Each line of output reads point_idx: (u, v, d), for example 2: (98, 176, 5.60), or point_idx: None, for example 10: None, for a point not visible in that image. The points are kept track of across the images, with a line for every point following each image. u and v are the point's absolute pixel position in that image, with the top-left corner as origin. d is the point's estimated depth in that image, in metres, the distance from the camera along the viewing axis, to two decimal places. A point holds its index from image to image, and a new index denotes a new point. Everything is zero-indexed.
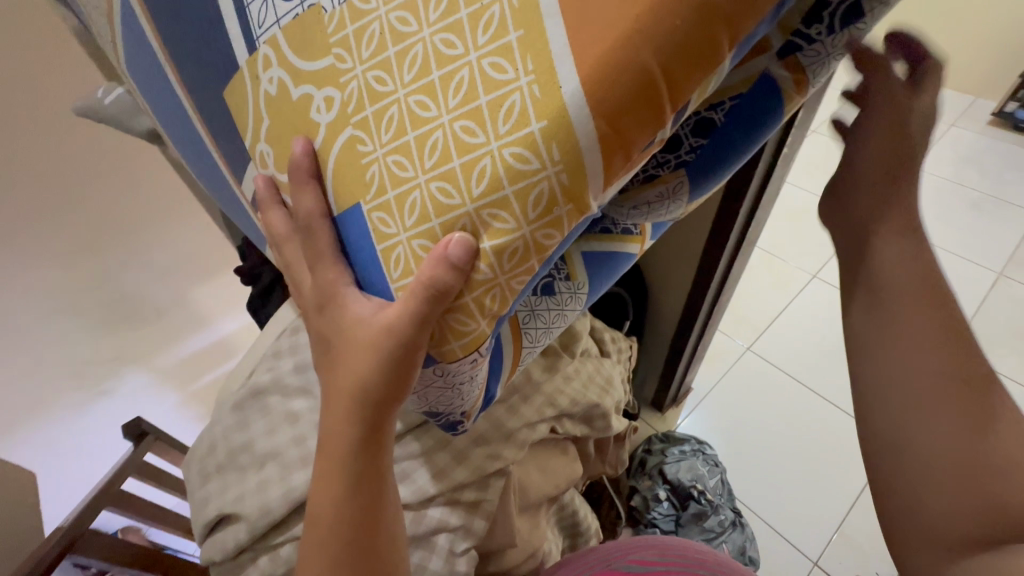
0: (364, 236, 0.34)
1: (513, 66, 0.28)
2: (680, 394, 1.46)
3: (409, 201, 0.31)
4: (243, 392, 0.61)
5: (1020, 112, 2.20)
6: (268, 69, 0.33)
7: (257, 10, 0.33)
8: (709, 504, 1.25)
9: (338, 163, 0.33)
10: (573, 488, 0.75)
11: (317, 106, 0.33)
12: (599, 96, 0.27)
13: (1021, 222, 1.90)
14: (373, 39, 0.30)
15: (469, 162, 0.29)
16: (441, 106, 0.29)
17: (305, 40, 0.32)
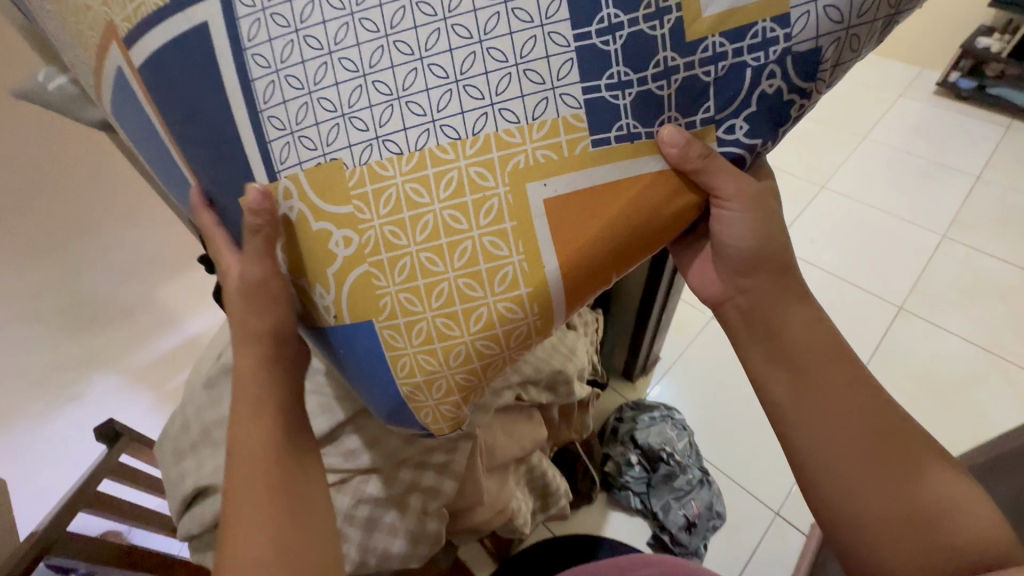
0: (374, 350, 0.43)
1: (505, 247, 0.40)
2: (649, 363, 1.51)
3: (416, 327, 0.42)
4: (214, 372, 0.63)
5: (960, 81, 2.30)
6: (289, 200, 0.40)
7: (280, 149, 0.39)
8: (677, 465, 1.32)
9: (353, 290, 0.41)
10: (540, 451, 0.78)
11: (336, 241, 0.40)
12: (568, 271, 0.42)
13: (962, 187, 2.00)
14: (390, 201, 0.39)
15: (470, 309, 0.41)
16: (447, 265, 0.40)
17: (329, 186, 0.39)
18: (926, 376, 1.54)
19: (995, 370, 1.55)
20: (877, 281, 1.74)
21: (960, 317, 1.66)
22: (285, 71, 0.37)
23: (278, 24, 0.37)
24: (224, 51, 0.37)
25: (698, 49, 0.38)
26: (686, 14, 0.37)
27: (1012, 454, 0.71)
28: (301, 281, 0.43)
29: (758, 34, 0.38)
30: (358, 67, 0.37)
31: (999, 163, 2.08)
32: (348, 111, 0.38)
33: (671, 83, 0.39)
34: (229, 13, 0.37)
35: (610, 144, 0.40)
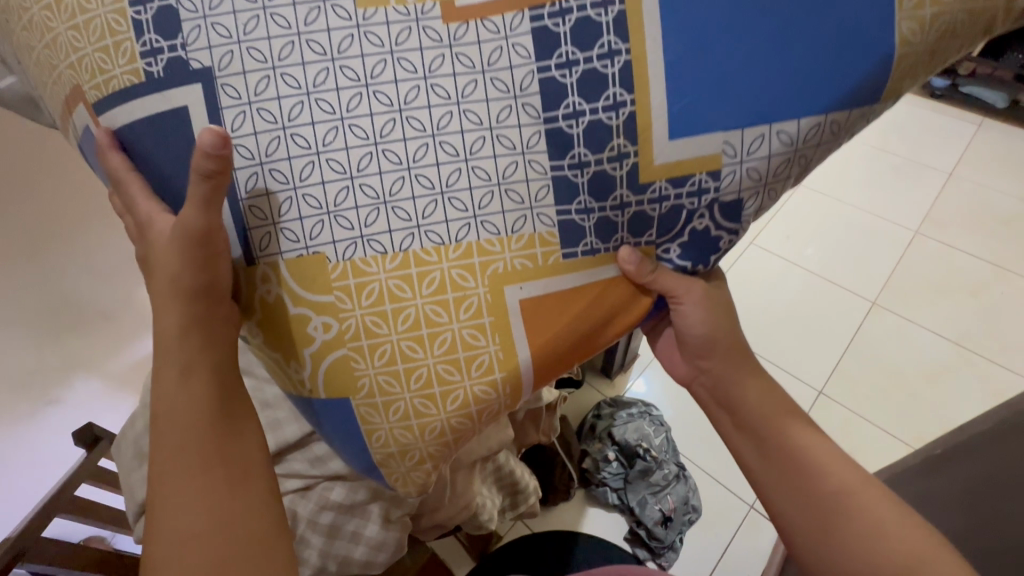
0: (348, 420, 0.43)
1: (484, 338, 0.40)
2: (628, 360, 1.51)
3: (394, 405, 0.42)
4: None
5: (932, 80, 2.34)
6: (266, 281, 0.40)
7: (259, 237, 0.39)
8: (653, 460, 1.33)
9: (331, 370, 0.41)
10: (507, 451, 0.79)
11: (315, 325, 0.40)
12: (540, 353, 0.42)
13: (935, 184, 2.04)
14: (373, 293, 0.39)
15: (448, 392, 0.41)
16: (427, 352, 0.40)
17: (307, 277, 0.39)
18: (899, 372, 1.57)
19: (963, 362, 1.59)
20: (853, 277, 1.77)
21: (932, 311, 1.69)
22: (268, 164, 0.37)
23: (265, 120, 0.36)
24: (206, 135, 0.37)
25: (647, 190, 0.39)
26: (640, 157, 0.38)
27: (966, 442, 0.72)
28: (273, 355, 0.43)
29: (696, 185, 0.39)
30: (345, 169, 0.37)
31: (970, 159, 2.12)
32: (333, 209, 0.37)
33: (623, 213, 0.40)
34: (215, 104, 0.36)
35: (576, 257, 0.40)
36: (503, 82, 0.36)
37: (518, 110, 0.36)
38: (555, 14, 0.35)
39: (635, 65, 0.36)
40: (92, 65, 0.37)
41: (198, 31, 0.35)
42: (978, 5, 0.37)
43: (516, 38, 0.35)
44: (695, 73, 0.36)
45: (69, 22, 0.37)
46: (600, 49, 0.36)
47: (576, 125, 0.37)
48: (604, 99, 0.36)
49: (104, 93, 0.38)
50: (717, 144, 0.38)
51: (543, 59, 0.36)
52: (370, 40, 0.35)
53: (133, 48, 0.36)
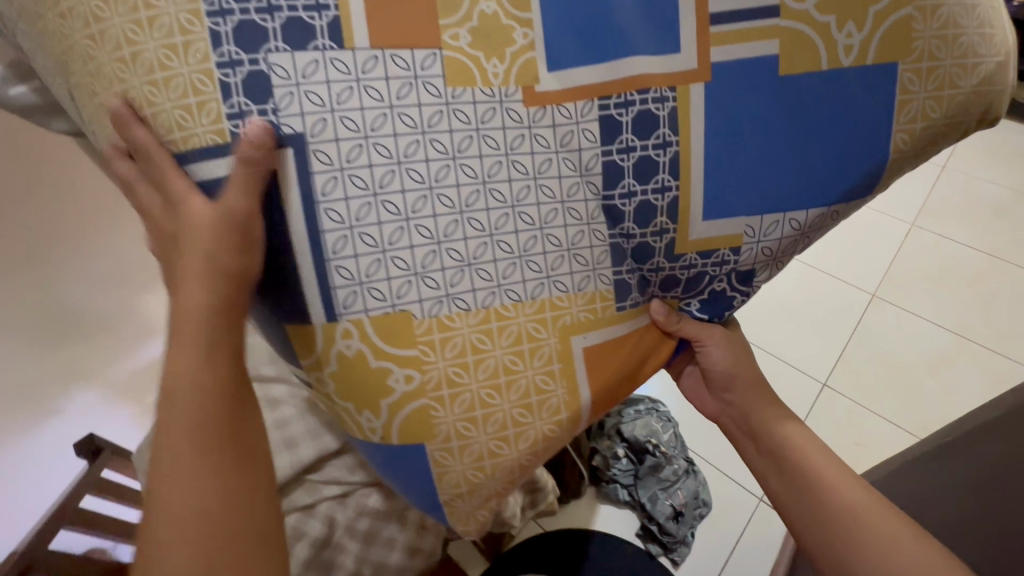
0: (421, 466, 0.40)
1: (553, 383, 0.40)
2: None
3: (469, 449, 0.40)
4: None
5: None
6: (347, 337, 0.36)
7: (344, 295, 0.35)
8: (663, 456, 1.33)
9: (410, 420, 0.38)
10: None
11: (396, 377, 0.37)
12: (598, 394, 0.41)
13: (928, 177, 2.07)
14: (456, 346, 0.37)
15: (520, 433, 0.40)
16: (503, 398, 0.39)
17: (394, 331, 0.36)
18: (902, 363, 1.59)
19: (964, 353, 1.61)
20: (853, 271, 1.79)
21: (931, 303, 1.72)
22: (359, 229, 0.35)
23: (356, 186, 0.34)
24: (295, 203, 0.34)
25: (679, 259, 0.40)
26: (679, 231, 0.38)
27: None
28: (342, 405, 0.39)
29: (719, 258, 0.40)
30: (433, 235, 0.36)
31: (960, 152, 2.15)
32: (421, 270, 0.36)
33: (657, 274, 0.41)
34: (299, 164, 0.34)
35: (626, 309, 0.41)
36: (573, 162, 0.37)
37: (582, 187, 0.37)
38: (620, 104, 0.36)
39: (684, 157, 0.37)
40: (168, 122, 0.34)
41: (291, 97, 0.33)
42: (957, 118, 0.39)
43: (586, 123, 0.36)
44: (721, 166, 0.37)
45: (141, 74, 0.33)
46: (656, 140, 0.36)
47: (629, 204, 0.37)
48: (654, 182, 0.37)
49: (182, 151, 0.34)
50: (740, 225, 0.38)
51: (608, 144, 0.36)
52: (459, 116, 0.35)
53: (218, 110, 0.33)
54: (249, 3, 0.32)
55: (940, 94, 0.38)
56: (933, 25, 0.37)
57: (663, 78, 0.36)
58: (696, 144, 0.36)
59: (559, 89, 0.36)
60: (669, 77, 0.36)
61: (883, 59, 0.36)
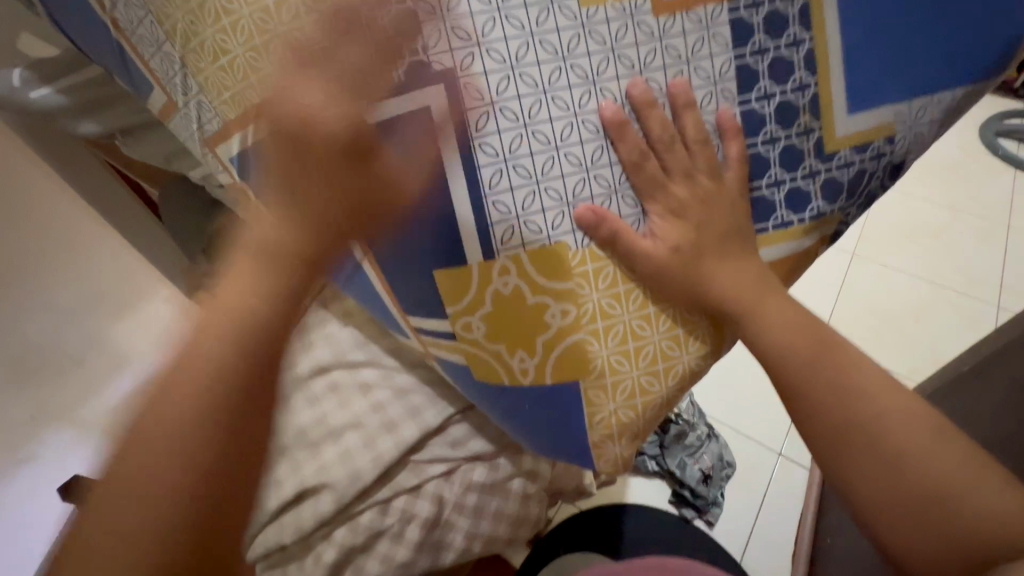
0: (572, 404, 0.39)
1: (697, 314, 0.37)
2: None
3: (623, 385, 0.38)
4: (283, 383, 0.57)
5: None
6: (505, 274, 0.34)
7: (502, 230, 0.34)
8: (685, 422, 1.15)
9: (565, 358, 0.37)
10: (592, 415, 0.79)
11: (552, 312, 0.35)
12: (749, 325, 0.37)
13: None
14: (608, 276, 0.35)
15: (669, 368, 0.38)
16: (653, 329, 0.37)
17: (551, 264, 0.34)
18: None
19: None
20: None
21: None
22: (516, 160, 0.32)
23: (507, 118, 0.32)
24: (450, 143, 0.32)
25: (834, 158, 0.35)
26: (824, 127, 0.34)
27: None
28: (492, 347, 0.37)
29: (874, 151, 0.35)
30: (582, 162, 0.33)
31: None
32: (573, 199, 0.33)
33: (814, 181, 0.36)
34: (457, 106, 0.32)
35: (767, 232, 0.37)
36: (704, 69, 0.33)
37: (715, 96, 0.33)
38: (749, 4, 0.32)
39: (819, 51, 0.33)
40: (315, 69, 0.31)
41: (438, 34, 0.31)
42: None
43: (717, 26, 0.32)
44: (861, 57, 0.33)
45: (286, 21, 0.31)
46: (787, 39, 0.33)
47: (768, 104, 0.34)
48: (791, 82, 0.33)
49: (326, 100, 0.32)
50: (888, 114, 0.34)
51: (740, 46, 0.32)
52: (594, 38, 0.31)
53: (368, 51, 0.31)
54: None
55: None
56: None
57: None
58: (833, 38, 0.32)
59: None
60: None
61: None
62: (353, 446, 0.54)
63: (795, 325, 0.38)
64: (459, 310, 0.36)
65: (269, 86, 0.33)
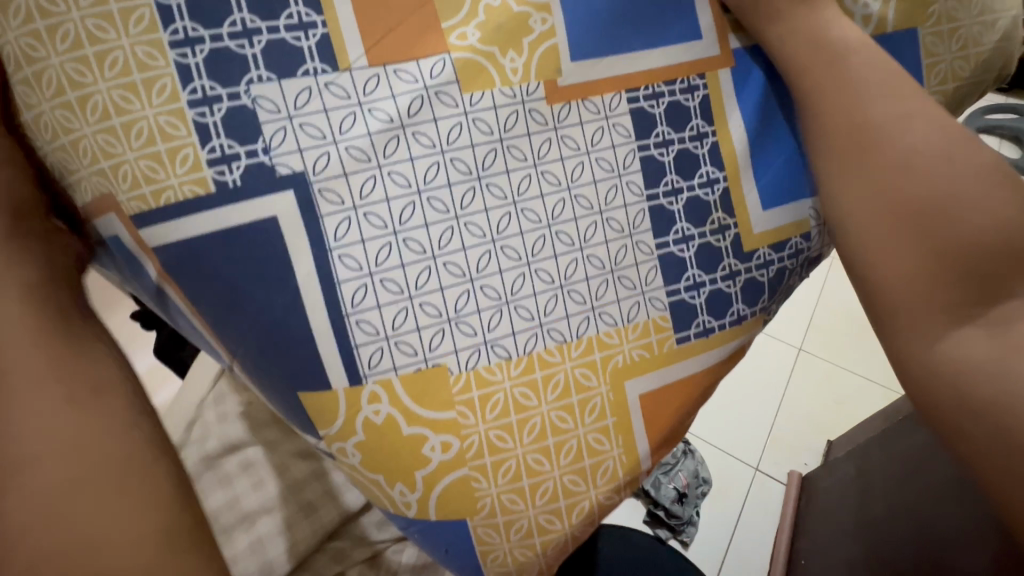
0: (457, 542, 0.30)
1: (609, 442, 0.29)
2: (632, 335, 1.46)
3: (516, 524, 0.29)
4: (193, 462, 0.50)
5: None
6: (375, 403, 0.26)
7: (369, 353, 0.25)
8: None
9: (445, 495, 0.28)
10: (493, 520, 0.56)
11: (432, 446, 0.27)
12: (664, 440, 0.30)
13: None
14: (498, 405, 0.26)
15: (573, 505, 0.29)
16: (552, 463, 0.28)
17: (427, 389, 0.26)
18: None
19: None
20: None
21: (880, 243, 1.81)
22: (381, 275, 0.25)
23: (373, 226, 0.25)
24: (303, 252, 0.24)
25: (753, 258, 0.29)
26: (739, 225, 0.29)
27: None
28: (368, 476, 0.28)
29: (792, 249, 0.30)
30: (465, 271, 0.26)
31: None
32: (455, 315, 0.26)
33: (735, 282, 0.29)
34: (310, 211, 0.24)
35: (689, 340, 0.29)
36: (607, 161, 0.27)
37: (621, 191, 0.27)
38: (649, 96, 0.27)
39: (725, 148, 0.28)
40: (133, 176, 0.23)
41: (283, 134, 0.24)
42: (985, 71, 0.33)
43: (616, 116, 0.27)
44: (764, 152, 0.29)
45: (94, 121, 0.23)
46: (690, 132, 0.28)
47: (677, 202, 0.28)
48: (698, 177, 0.28)
49: (152, 211, 0.24)
50: (802, 210, 0.30)
51: (643, 137, 0.27)
52: (480, 126, 0.26)
53: (199, 156, 0.23)
54: (221, 27, 0.23)
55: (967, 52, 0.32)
56: None
57: (690, 65, 0.28)
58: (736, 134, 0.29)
59: (585, 81, 0.26)
60: (700, 63, 0.28)
61: (902, 27, 0.30)
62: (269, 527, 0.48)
63: (961, 207, 0.25)
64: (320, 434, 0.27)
65: (85, 193, 0.24)
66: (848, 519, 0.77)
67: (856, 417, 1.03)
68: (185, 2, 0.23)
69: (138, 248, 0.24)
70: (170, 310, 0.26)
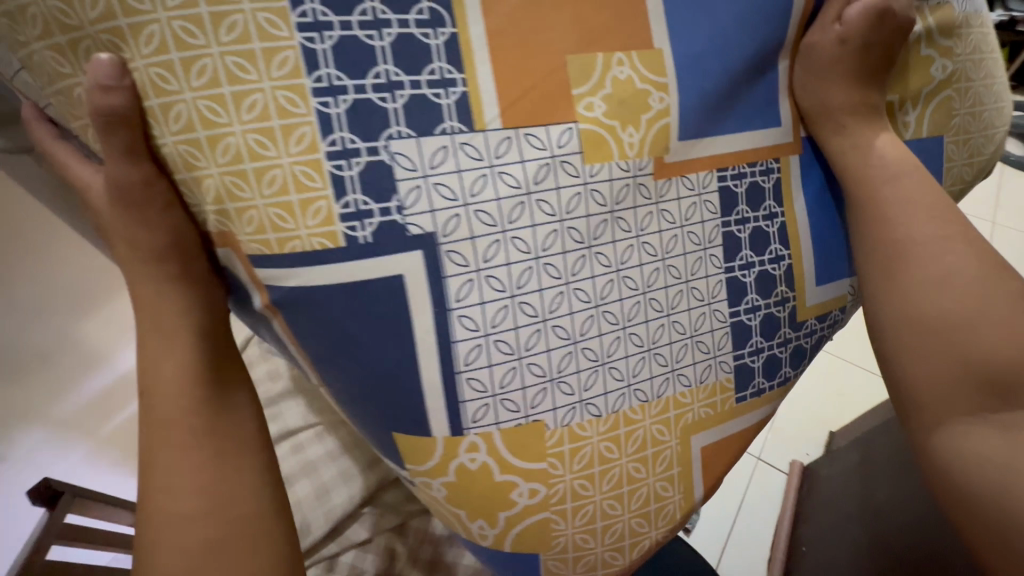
0: (527, 574, 0.33)
1: (673, 489, 0.33)
2: None
3: (585, 560, 0.33)
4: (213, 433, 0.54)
5: None
6: (473, 452, 0.30)
7: (474, 408, 0.29)
8: None
9: (525, 534, 0.32)
10: None
11: (519, 492, 0.30)
12: (713, 486, 0.35)
13: None
14: (585, 456, 0.30)
15: (636, 543, 0.33)
16: (623, 508, 0.32)
17: (524, 441, 0.30)
18: None
19: None
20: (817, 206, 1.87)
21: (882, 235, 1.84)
22: (496, 337, 0.28)
23: (493, 288, 0.28)
24: (425, 312, 0.28)
25: (803, 327, 0.34)
26: (799, 298, 0.34)
27: None
28: (451, 511, 0.32)
29: (832, 320, 0.36)
30: (570, 334, 0.29)
31: None
32: (557, 375, 0.29)
33: (787, 348, 0.34)
34: (437, 273, 0.28)
35: (746, 399, 0.34)
36: (697, 235, 0.30)
37: (706, 261, 0.31)
38: (735, 175, 0.31)
39: (791, 228, 0.33)
40: (258, 220, 0.27)
41: (418, 192, 0.27)
42: (988, 163, 0.40)
43: (708, 193, 0.30)
44: (822, 229, 0.34)
45: (222, 161, 0.26)
46: (765, 212, 0.32)
47: (750, 274, 0.32)
48: (769, 253, 0.32)
49: (273, 253, 0.27)
50: (844, 286, 0.35)
51: (727, 214, 0.31)
52: (595, 197, 0.28)
53: (330, 208, 0.26)
54: (365, 79, 0.25)
55: (974, 157, 0.39)
56: (967, 102, 0.37)
57: (770, 150, 0.32)
58: (799, 211, 0.33)
59: (685, 159, 0.30)
60: (776, 148, 0.32)
61: (936, 131, 0.37)
62: (304, 497, 0.53)
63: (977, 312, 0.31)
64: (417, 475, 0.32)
65: (211, 225, 0.28)
66: (850, 505, 0.82)
67: (859, 408, 1.06)
68: (333, 50, 0.25)
69: (252, 281, 0.29)
70: (271, 329, 0.32)
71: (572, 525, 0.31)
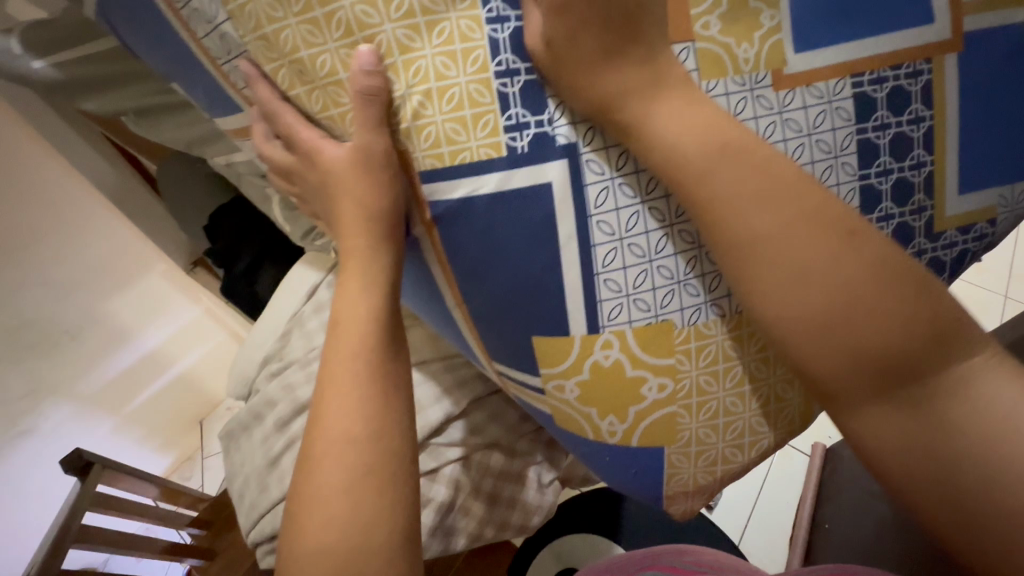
0: (654, 468, 0.38)
1: (792, 391, 0.36)
2: None
3: (707, 454, 0.37)
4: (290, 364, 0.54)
5: None
6: (607, 348, 0.33)
7: (609, 306, 0.32)
8: None
9: (652, 429, 0.36)
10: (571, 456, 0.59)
11: (649, 386, 0.34)
12: None
13: None
14: (710, 354, 0.34)
15: (754, 442, 0.37)
16: (745, 406, 0.36)
17: (655, 338, 0.33)
18: None
19: None
20: None
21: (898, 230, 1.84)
22: (630, 240, 0.31)
23: (626, 195, 0.31)
24: (568, 218, 0.31)
25: (940, 238, 0.36)
26: (936, 208, 0.35)
27: None
28: (581, 409, 0.36)
29: (978, 232, 0.37)
30: (695, 240, 0.32)
31: None
32: (683, 278, 0.32)
33: (920, 259, 0.36)
34: (578, 180, 0.31)
35: None
36: (827, 142, 0.32)
37: (836, 168, 0.33)
38: (874, 80, 0.32)
39: (936, 131, 0.34)
40: (433, 135, 0.30)
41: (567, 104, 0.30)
42: None
43: (840, 100, 0.32)
44: (975, 139, 0.35)
45: (412, 82, 0.29)
46: (908, 115, 0.33)
47: (886, 181, 0.34)
48: (910, 159, 0.34)
49: (443, 167, 0.31)
50: (993, 197, 0.36)
51: (864, 120, 0.33)
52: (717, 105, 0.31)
53: (497, 121, 0.30)
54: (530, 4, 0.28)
55: None
56: None
57: (919, 52, 0.33)
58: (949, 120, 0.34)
59: (809, 68, 0.32)
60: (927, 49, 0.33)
61: None
62: None
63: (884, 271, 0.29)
64: (554, 378, 0.35)
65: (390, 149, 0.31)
66: None
67: None
68: None
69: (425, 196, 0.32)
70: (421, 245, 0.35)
71: (701, 421, 0.35)
